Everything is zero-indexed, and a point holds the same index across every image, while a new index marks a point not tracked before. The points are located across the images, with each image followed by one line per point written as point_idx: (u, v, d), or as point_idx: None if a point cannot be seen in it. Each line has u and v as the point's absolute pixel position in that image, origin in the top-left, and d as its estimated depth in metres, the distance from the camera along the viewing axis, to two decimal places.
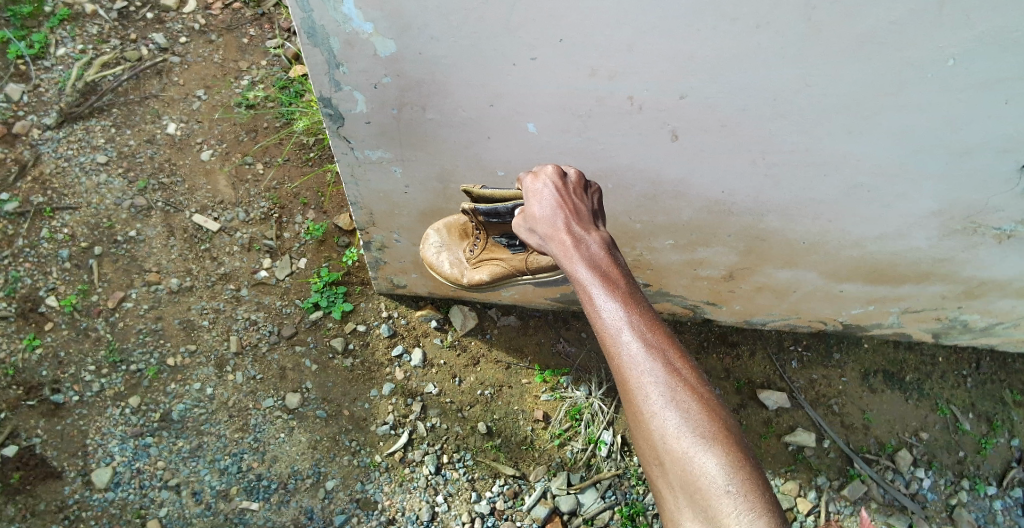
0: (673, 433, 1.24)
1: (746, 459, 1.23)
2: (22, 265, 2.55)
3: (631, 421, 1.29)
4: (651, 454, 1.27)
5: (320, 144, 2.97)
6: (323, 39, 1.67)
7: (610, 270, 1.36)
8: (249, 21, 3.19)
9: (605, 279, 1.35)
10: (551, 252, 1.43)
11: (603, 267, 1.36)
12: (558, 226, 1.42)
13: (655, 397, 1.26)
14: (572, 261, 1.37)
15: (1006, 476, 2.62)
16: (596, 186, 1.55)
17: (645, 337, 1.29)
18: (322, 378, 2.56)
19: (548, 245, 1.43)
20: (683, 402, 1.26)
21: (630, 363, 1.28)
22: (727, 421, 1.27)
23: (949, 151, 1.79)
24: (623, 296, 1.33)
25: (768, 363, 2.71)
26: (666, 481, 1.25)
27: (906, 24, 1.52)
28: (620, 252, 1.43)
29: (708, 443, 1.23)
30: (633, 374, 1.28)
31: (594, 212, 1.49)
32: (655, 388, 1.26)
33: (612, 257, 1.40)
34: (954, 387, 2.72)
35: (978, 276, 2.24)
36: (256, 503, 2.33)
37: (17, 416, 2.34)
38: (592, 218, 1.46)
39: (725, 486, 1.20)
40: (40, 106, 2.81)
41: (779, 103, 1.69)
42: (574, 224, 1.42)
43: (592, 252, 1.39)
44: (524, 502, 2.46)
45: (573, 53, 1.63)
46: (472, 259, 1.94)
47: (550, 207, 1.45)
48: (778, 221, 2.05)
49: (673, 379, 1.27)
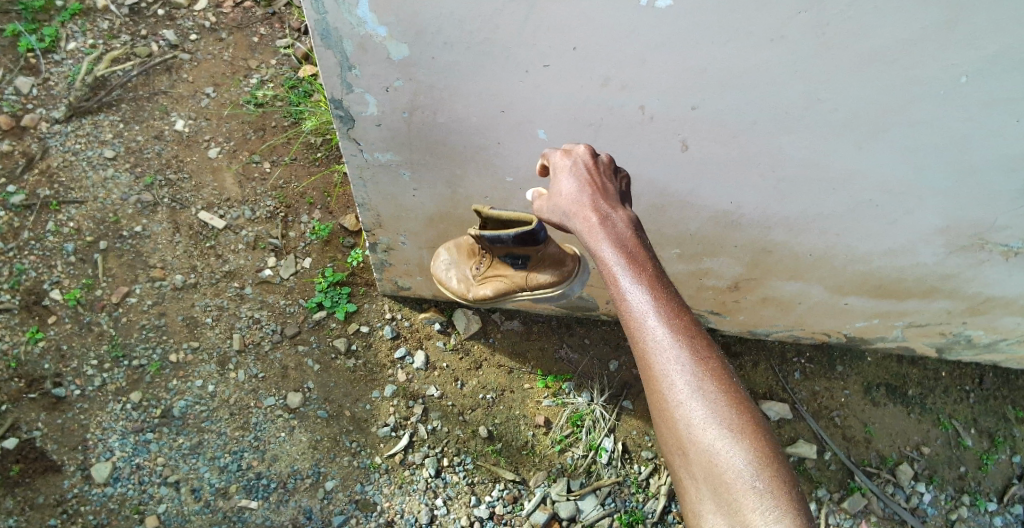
0: (698, 424, 1.26)
1: (772, 453, 1.25)
2: (27, 257, 2.55)
3: (655, 409, 1.32)
4: (676, 443, 1.29)
5: (327, 144, 2.98)
6: (336, 42, 1.67)
7: (636, 252, 1.37)
8: (259, 20, 3.20)
9: (632, 262, 1.35)
10: (576, 229, 1.43)
11: (630, 249, 1.37)
12: (585, 204, 1.42)
13: (681, 386, 1.28)
14: (598, 241, 1.37)
15: (1007, 492, 2.61)
16: (626, 172, 1.56)
17: (672, 323, 1.31)
18: (324, 378, 2.55)
19: (573, 222, 1.44)
20: (710, 393, 1.28)
21: (655, 349, 1.30)
22: (754, 413, 1.29)
23: (960, 168, 1.79)
24: (649, 280, 1.34)
25: (770, 374, 2.70)
26: (689, 472, 1.27)
27: (915, 43, 1.53)
28: (646, 234, 1.43)
29: (735, 437, 1.25)
30: (659, 362, 1.30)
31: (621, 194, 1.50)
32: (681, 377, 1.28)
33: (637, 238, 1.40)
34: (957, 402, 2.72)
35: (983, 293, 2.24)
36: (255, 501, 2.32)
37: (19, 408, 2.34)
38: (619, 199, 1.47)
39: (751, 481, 1.22)
40: (49, 100, 2.81)
41: (789, 118, 1.70)
42: (601, 202, 1.42)
43: (619, 231, 1.40)
44: (524, 507, 2.45)
45: (585, 62, 1.64)
46: (478, 275, 1.95)
47: (576, 186, 1.46)
48: (785, 235, 2.06)
49: (700, 369, 1.29)
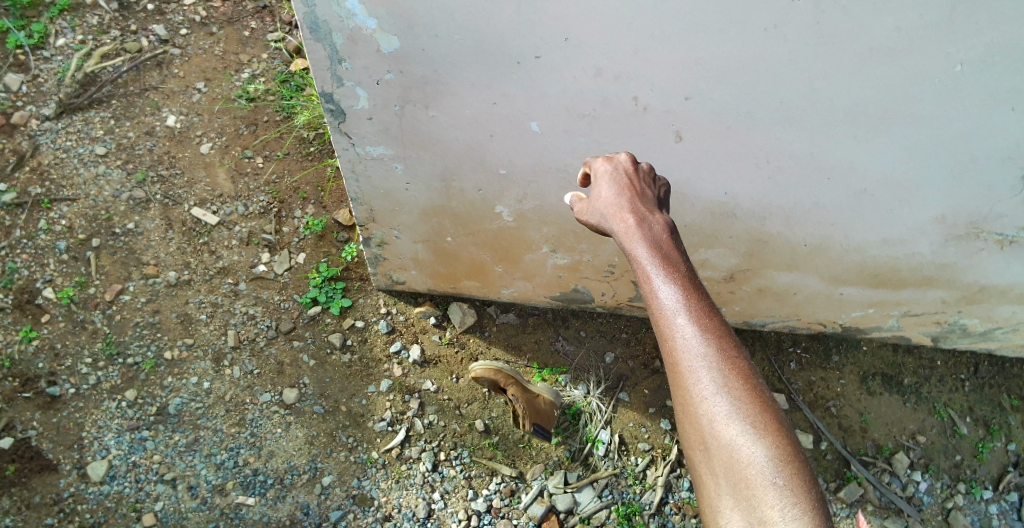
0: (721, 420, 1.28)
1: (795, 455, 1.25)
2: (19, 256, 2.53)
3: (679, 404, 1.33)
4: (698, 438, 1.30)
5: (320, 138, 2.97)
6: (326, 35, 1.65)
7: (670, 252, 1.37)
8: (250, 14, 3.18)
9: (665, 261, 1.36)
10: (610, 228, 1.44)
11: (665, 249, 1.38)
12: (621, 205, 1.43)
13: (706, 383, 1.29)
14: (633, 240, 1.38)
15: (1003, 480, 2.62)
16: (665, 181, 1.55)
17: (702, 323, 1.31)
18: (320, 374, 2.55)
19: (608, 222, 1.45)
20: (735, 392, 1.29)
21: (683, 347, 1.31)
22: (779, 415, 1.29)
23: (956, 158, 1.79)
24: (681, 279, 1.34)
25: (767, 364, 2.70)
26: (710, 467, 1.28)
27: (912, 31, 1.52)
28: (680, 237, 1.44)
29: (758, 435, 1.25)
30: (685, 358, 1.31)
31: (660, 198, 1.50)
32: (707, 374, 1.30)
33: (673, 239, 1.40)
34: (953, 391, 2.73)
35: (979, 282, 2.24)
36: (252, 498, 2.32)
37: (13, 408, 2.33)
38: (657, 204, 1.48)
39: (771, 479, 1.23)
40: (39, 97, 2.79)
41: (786, 108, 1.69)
42: (637, 204, 1.43)
43: (654, 232, 1.40)
44: (521, 500, 2.46)
45: (579, 53, 1.62)
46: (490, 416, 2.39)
47: (613, 189, 1.48)
48: (781, 225, 2.05)
49: (727, 369, 1.30)
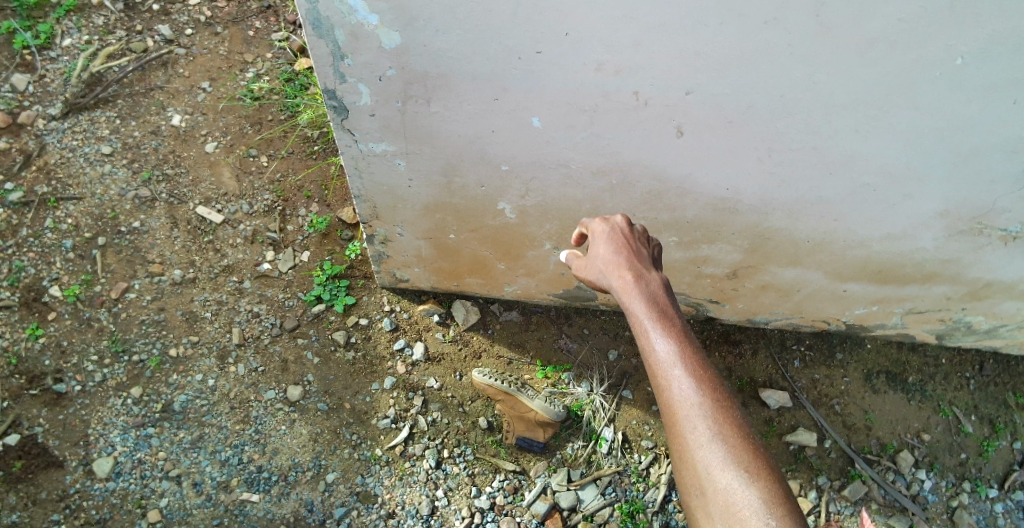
0: (717, 467, 1.31)
1: (788, 500, 1.29)
2: (26, 255, 2.55)
3: (676, 452, 1.37)
4: (693, 484, 1.33)
5: (324, 137, 2.98)
6: (328, 31, 1.66)
7: (666, 309, 1.46)
8: (254, 14, 3.19)
9: (661, 317, 1.44)
10: (609, 285, 1.52)
11: (661, 306, 1.46)
12: (619, 263, 1.52)
13: (702, 431, 1.34)
14: (631, 296, 1.47)
15: (1008, 478, 2.61)
16: (656, 238, 1.67)
17: (697, 374, 1.37)
18: (324, 371, 2.56)
19: (606, 279, 1.53)
20: (730, 439, 1.33)
21: (680, 396, 1.36)
22: (772, 463, 1.33)
23: (958, 153, 1.78)
24: (676, 333, 1.42)
25: (770, 362, 2.71)
26: (706, 512, 1.31)
27: (914, 23, 1.51)
28: (674, 296, 1.52)
29: (752, 480, 1.29)
30: (681, 406, 1.36)
31: (653, 258, 1.60)
32: (703, 421, 1.34)
33: (668, 297, 1.49)
34: (958, 389, 2.72)
35: (982, 278, 2.23)
36: (256, 494, 2.33)
37: (20, 405, 2.35)
38: (651, 262, 1.57)
39: (767, 522, 1.26)
40: (45, 97, 2.81)
41: (786, 101, 1.69)
42: (634, 263, 1.52)
43: (651, 288, 1.49)
44: (524, 498, 2.46)
45: (579, 48, 1.62)
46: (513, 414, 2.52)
47: (611, 246, 1.57)
48: (782, 220, 2.05)
49: (721, 416, 1.34)
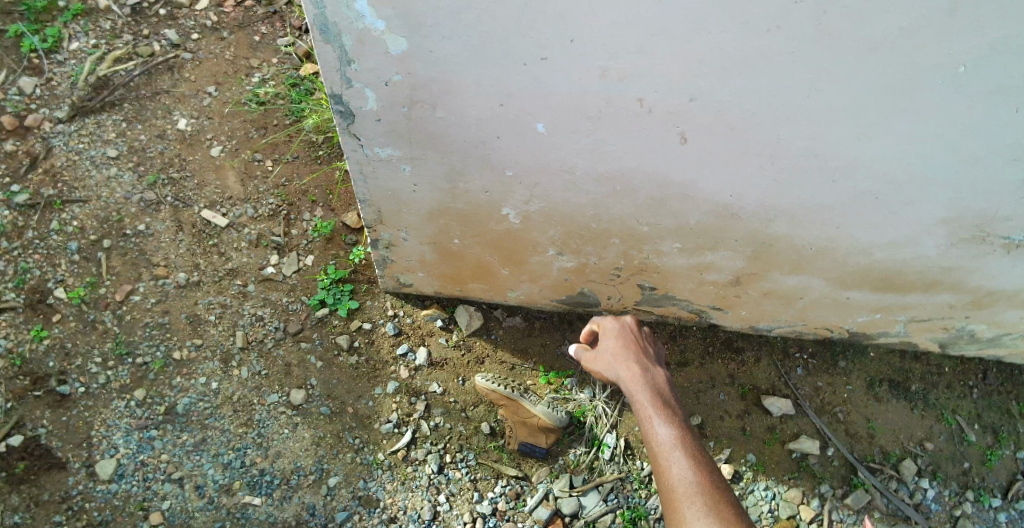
0: None
1: None
2: (32, 256, 2.56)
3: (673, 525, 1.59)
4: None
5: (329, 142, 2.99)
6: (335, 36, 1.67)
7: (667, 404, 1.76)
8: (261, 19, 3.21)
9: (663, 408, 1.74)
10: (619, 378, 1.85)
11: (663, 400, 1.77)
12: (629, 362, 1.86)
13: (696, 506, 1.57)
14: (638, 388, 1.79)
15: (1011, 488, 2.60)
16: (661, 345, 2.00)
17: (693, 457, 1.64)
18: (327, 375, 2.56)
19: (617, 374, 1.86)
20: (721, 513, 1.56)
21: (677, 473, 1.62)
22: None
23: (960, 159, 1.79)
24: (676, 423, 1.71)
25: (772, 369, 2.71)
26: None
27: (916, 30, 1.51)
28: (674, 394, 1.83)
29: None
30: (679, 483, 1.60)
31: (658, 362, 1.93)
32: (697, 497, 1.58)
33: (669, 395, 1.81)
34: (960, 398, 2.72)
35: (985, 286, 2.23)
36: (258, 498, 2.33)
37: (24, 406, 2.35)
38: (656, 364, 1.90)
39: None
40: (52, 100, 2.82)
41: (789, 107, 1.69)
42: (641, 363, 1.86)
43: (654, 384, 1.81)
44: (527, 503, 2.46)
45: (583, 53, 1.63)
46: (517, 420, 2.50)
47: (622, 348, 1.91)
48: (786, 227, 2.05)
49: (713, 493, 1.58)
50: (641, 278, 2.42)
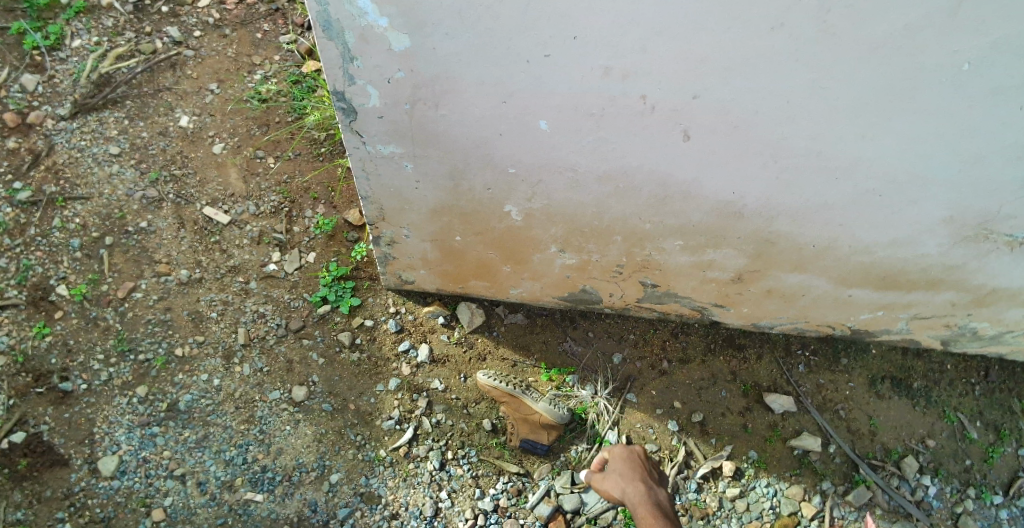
0: None
1: None
2: (34, 253, 2.57)
3: None
4: None
5: (331, 139, 2.99)
6: (338, 33, 1.67)
7: (666, 515, 2.13)
8: (263, 16, 3.20)
9: (662, 518, 2.11)
10: (625, 495, 2.17)
11: (663, 512, 2.13)
12: (637, 483, 2.19)
13: None
14: (644, 502, 2.14)
15: (1013, 485, 2.60)
16: (658, 466, 2.36)
17: None
18: (328, 372, 2.57)
19: (624, 492, 2.18)
20: None
21: None
22: None
23: (962, 158, 1.79)
24: None
25: (774, 366, 2.71)
26: None
27: (919, 28, 1.52)
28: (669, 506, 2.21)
29: None
30: None
31: (658, 479, 2.29)
32: None
33: (666, 508, 2.17)
34: (963, 395, 2.71)
35: (988, 284, 2.23)
36: (260, 494, 2.34)
37: (26, 403, 2.36)
38: (657, 482, 2.26)
39: None
40: (55, 97, 2.82)
41: (791, 106, 1.69)
42: (646, 484, 2.20)
43: (655, 498, 2.17)
44: (528, 500, 2.47)
45: (585, 51, 1.63)
46: (518, 416, 2.52)
47: (630, 470, 2.23)
48: (788, 225, 2.05)
49: None
50: (642, 276, 2.42)
